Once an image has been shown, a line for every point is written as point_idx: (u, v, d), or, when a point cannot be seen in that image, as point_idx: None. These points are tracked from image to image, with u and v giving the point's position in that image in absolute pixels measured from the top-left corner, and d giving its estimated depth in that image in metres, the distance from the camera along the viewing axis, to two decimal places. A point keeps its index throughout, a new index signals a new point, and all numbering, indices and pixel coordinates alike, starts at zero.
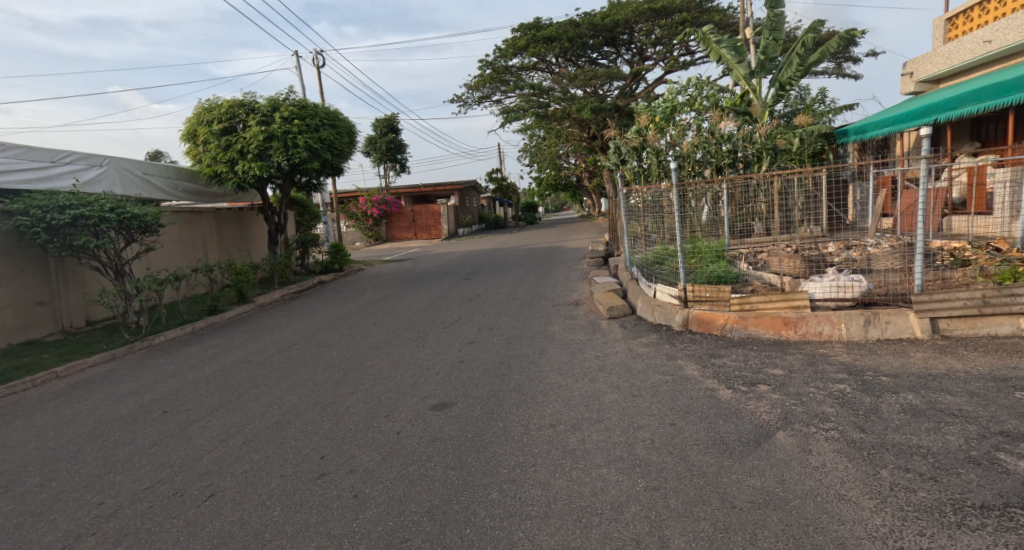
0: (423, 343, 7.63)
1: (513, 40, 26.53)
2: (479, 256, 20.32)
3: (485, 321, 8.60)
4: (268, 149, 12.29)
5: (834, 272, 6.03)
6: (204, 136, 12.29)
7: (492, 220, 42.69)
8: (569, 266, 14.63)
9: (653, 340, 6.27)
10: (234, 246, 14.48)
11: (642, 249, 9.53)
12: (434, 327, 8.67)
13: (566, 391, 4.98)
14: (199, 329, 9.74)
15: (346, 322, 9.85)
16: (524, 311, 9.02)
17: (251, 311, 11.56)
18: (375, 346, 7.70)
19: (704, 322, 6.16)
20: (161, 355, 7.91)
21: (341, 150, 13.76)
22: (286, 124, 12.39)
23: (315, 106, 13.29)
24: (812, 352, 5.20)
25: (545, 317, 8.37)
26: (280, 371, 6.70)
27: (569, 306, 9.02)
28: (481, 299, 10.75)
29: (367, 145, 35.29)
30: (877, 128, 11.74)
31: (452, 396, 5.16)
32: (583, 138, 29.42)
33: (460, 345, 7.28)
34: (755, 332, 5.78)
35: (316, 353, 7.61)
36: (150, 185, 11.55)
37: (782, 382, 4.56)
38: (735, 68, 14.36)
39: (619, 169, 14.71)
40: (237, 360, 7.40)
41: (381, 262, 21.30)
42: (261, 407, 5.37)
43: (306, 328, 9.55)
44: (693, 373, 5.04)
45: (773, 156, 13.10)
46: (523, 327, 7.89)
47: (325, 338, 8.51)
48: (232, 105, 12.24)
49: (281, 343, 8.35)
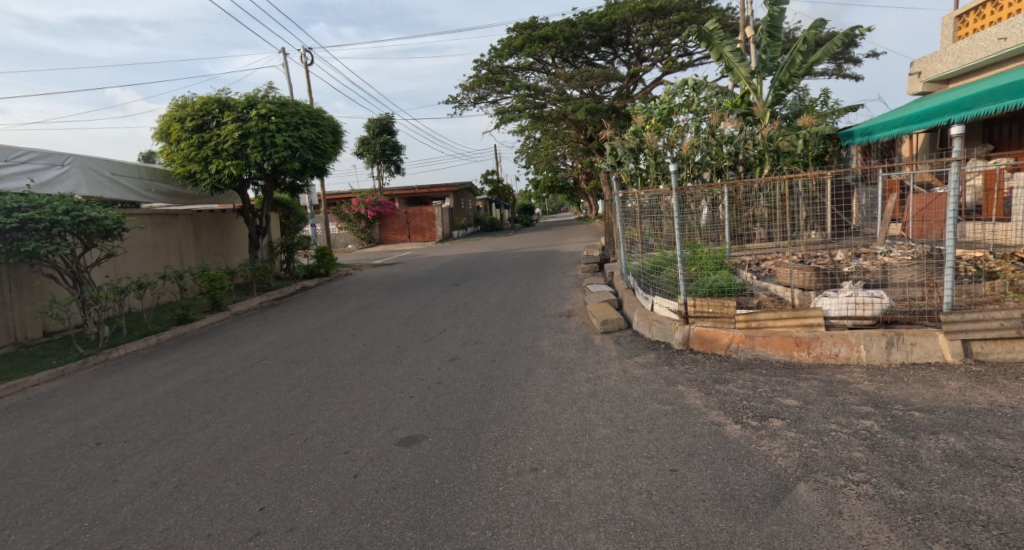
0: (401, 360, 7.03)
1: (508, 40, 25.98)
2: (472, 260, 19.67)
3: (470, 334, 7.99)
4: (244, 148, 11.73)
5: (850, 286, 5.41)
6: (177, 134, 11.71)
7: (489, 222, 42.07)
8: (563, 272, 14.05)
9: (650, 361, 5.67)
10: (214, 250, 13.93)
11: (640, 256, 8.93)
12: (415, 340, 8.06)
13: (551, 424, 4.41)
14: (165, 341, 9.14)
15: (324, 333, 9.22)
16: (513, 323, 8.41)
17: (225, 321, 10.92)
18: (347, 363, 7.11)
19: (707, 340, 5.57)
20: (116, 372, 7.33)
21: (324, 150, 13.17)
22: (263, 122, 11.80)
23: (296, 104, 12.73)
24: (830, 377, 4.59)
25: (534, 331, 7.76)
26: (239, 393, 6.10)
27: (561, 318, 8.41)
28: (468, 308, 10.13)
29: (360, 146, 34.68)
30: (885, 129, 11.12)
31: (423, 428, 4.59)
32: (580, 140, 28.85)
33: (440, 363, 6.68)
34: (763, 352, 5.17)
35: (284, 371, 7.01)
36: (121, 186, 11.05)
37: (798, 415, 3.94)
38: (736, 67, 13.75)
39: (616, 171, 14.18)
40: (196, 379, 6.83)
41: (371, 265, 20.65)
42: (207, 439, 4.80)
43: (280, 340, 8.93)
44: (696, 403, 4.44)
45: (775, 158, 12.49)
46: (509, 342, 7.31)
47: (297, 353, 7.90)
48: (207, 101, 11.67)
49: (248, 359, 7.74)
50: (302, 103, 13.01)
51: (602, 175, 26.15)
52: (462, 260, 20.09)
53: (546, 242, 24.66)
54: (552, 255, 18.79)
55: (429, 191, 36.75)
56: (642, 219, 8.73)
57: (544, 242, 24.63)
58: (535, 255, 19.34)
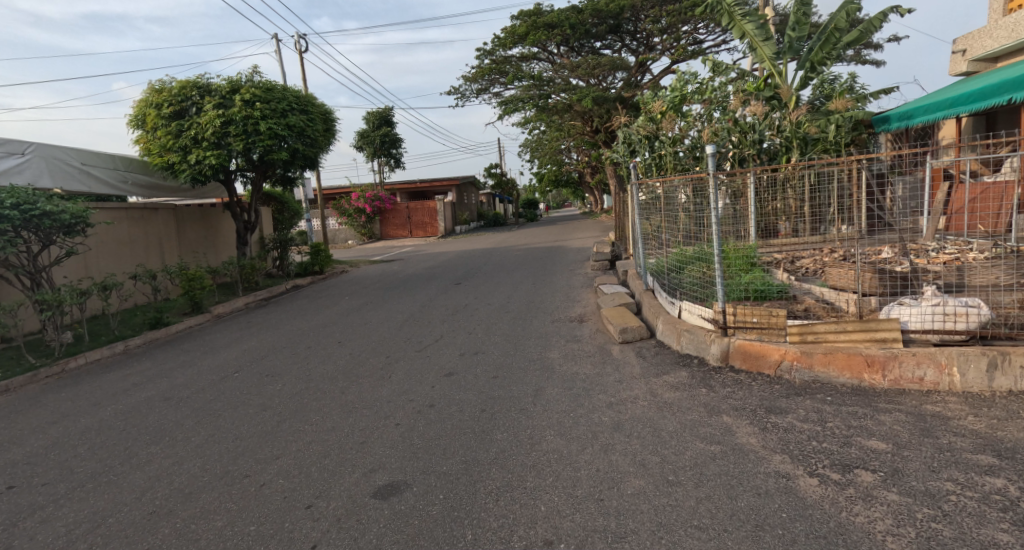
0: (389, 374, 6.13)
1: (512, 28, 24.99)
2: (474, 256, 18.78)
3: (470, 343, 7.08)
4: (226, 136, 10.81)
5: (931, 292, 4.46)
6: (153, 121, 10.79)
7: (493, 217, 41.14)
8: (571, 270, 13.15)
9: (683, 383, 4.75)
10: (200, 245, 13.11)
11: (659, 253, 8.01)
12: (408, 349, 7.16)
13: (567, 469, 3.52)
14: (132, 349, 8.24)
15: (308, 339, 8.34)
16: (518, 330, 7.49)
17: (205, 325, 10.04)
18: (329, 378, 6.21)
19: (751, 357, 4.65)
20: (66, 387, 6.44)
21: (314, 140, 12.24)
22: (246, 109, 10.88)
23: (283, 90, 11.79)
24: (918, 408, 3.66)
25: (543, 339, 6.85)
26: (198, 416, 5.20)
27: (573, 324, 7.48)
28: (468, 311, 9.21)
29: (360, 139, 33.73)
30: (928, 112, 10.03)
31: (408, 472, 3.70)
32: (586, 132, 27.90)
33: (435, 380, 5.77)
34: (824, 374, 4.23)
35: (256, 387, 6.10)
36: (91, 177, 10.34)
37: (895, 467, 3.02)
38: (760, 47, 12.90)
39: (628, 161, 13.25)
40: (153, 396, 5.95)
41: (369, 262, 19.77)
42: (143, 482, 3.89)
43: (259, 347, 8.02)
44: (752, 443, 3.52)
45: (803, 145, 11.55)
46: (514, 353, 6.40)
47: (273, 364, 7.00)
48: (185, 86, 10.75)
49: (219, 370, 6.83)
50: (290, 88, 12.06)
51: (608, 168, 25.21)
52: (462, 257, 19.15)
53: (552, 237, 23.76)
54: (558, 252, 17.86)
55: (431, 185, 35.84)
56: (662, 212, 7.83)
57: (550, 238, 23.70)
58: (539, 252, 18.42)
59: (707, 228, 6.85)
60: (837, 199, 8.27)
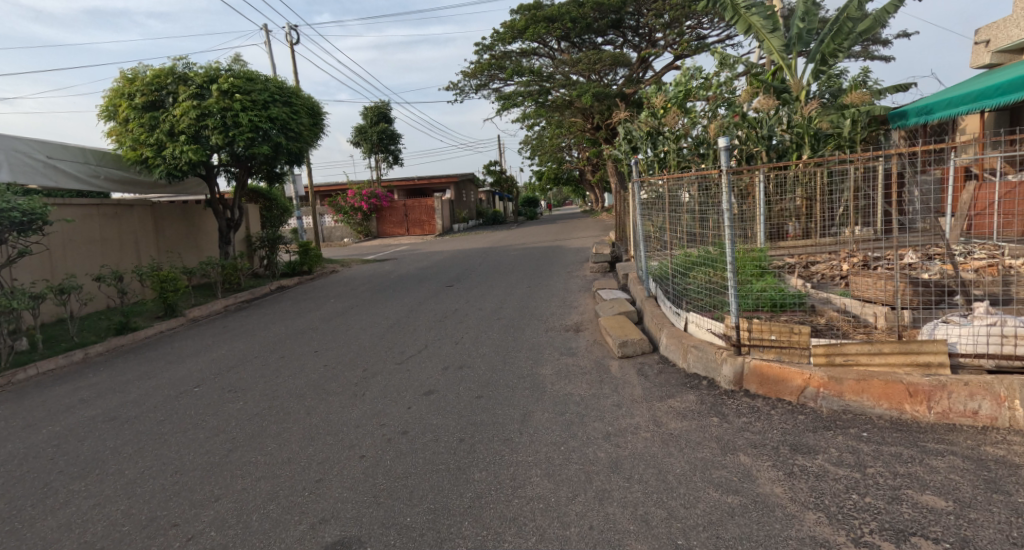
0: (362, 392, 5.53)
1: (511, 22, 24.33)
2: (469, 256, 18.15)
3: (456, 356, 6.46)
4: (204, 129, 10.19)
5: (981, 310, 3.87)
6: (125, 112, 10.17)
7: (491, 215, 40.54)
8: (569, 271, 12.57)
9: (691, 410, 4.13)
10: (179, 244, 12.54)
11: (662, 255, 7.43)
12: (388, 361, 6.58)
13: (550, 525, 2.94)
14: (93, 358, 7.64)
15: (284, 348, 7.73)
16: (508, 340, 6.88)
17: (177, 330, 9.45)
18: (297, 395, 5.63)
19: (770, 381, 4.05)
20: (6, 403, 5.84)
21: (299, 134, 11.63)
22: (224, 99, 10.26)
23: (265, 80, 11.17)
24: (976, 450, 3.05)
25: (534, 352, 6.24)
26: (139, 441, 4.61)
27: (568, 334, 6.87)
28: (457, 318, 8.61)
29: (357, 135, 33.07)
30: (950, 107, 9.39)
31: (364, 525, 3.13)
32: (586, 128, 27.33)
33: (412, 400, 5.16)
34: (856, 403, 3.62)
35: (214, 404, 5.50)
36: (57, 171, 9.84)
37: (964, 538, 2.45)
38: (768, 39, 12.37)
39: (630, 158, 12.65)
40: (99, 415, 5.37)
41: (361, 261, 19.15)
42: (51, 533, 3.31)
43: (229, 356, 7.42)
44: (777, 494, 2.91)
45: (815, 142, 11.02)
46: (501, 368, 5.82)
47: (239, 377, 6.40)
48: (159, 75, 10.12)
49: (178, 383, 6.23)
50: (272, 78, 11.43)
51: (609, 165, 24.60)
52: (457, 256, 18.55)
53: (551, 236, 23.14)
54: (556, 252, 17.25)
55: (429, 182, 35.21)
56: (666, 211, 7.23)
57: (548, 237, 23.06)
58: (537, 251, 17.79)
59: (715, 230, 6.27)
60: (856, 198, 7.65)
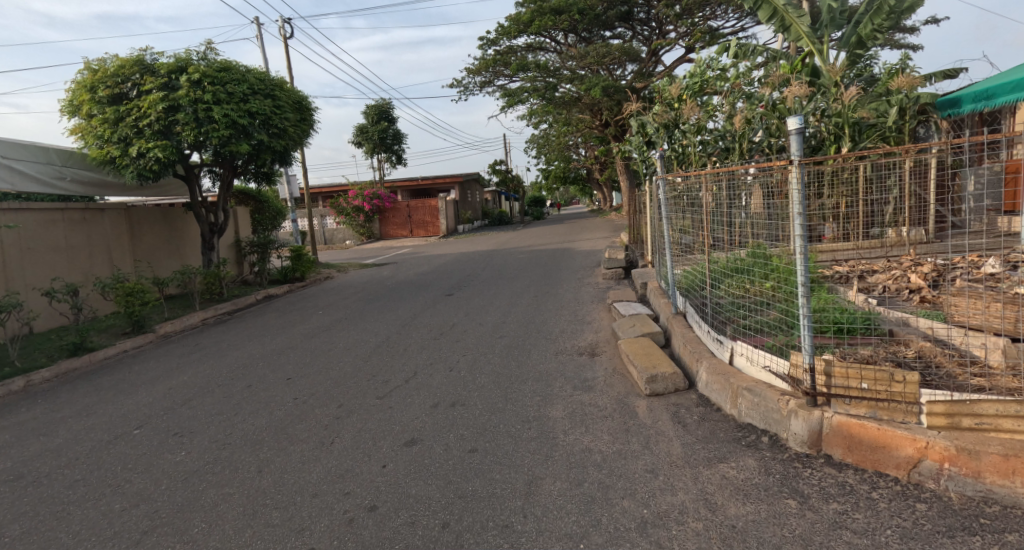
0: (331, 440, 4.51)
1: (516, 15, 23.24)
2: (471, 260, 17.10)
3: (448, 390, 5.42)
4: (174, 124, 9.18)
5: None
6: (87, 106, 9.17)
7: (497, 215, 39.52)
8: (580, 278, 11.53)
9: (754, 484, 3.07)
10: (157, 251, 11.58)
11: (693, 263, 6.38)
12: (367, 395, 5.55)
13: None
14: (36, 386, 6.65)
15: (254, 373, 6.71)
16: (512, 368, 5.83)
17: (145, 348, 8.46)
18: (252, 442, 4.60)
19: (864, 444, 3.01)
20: None
21: (284, 130, 10.62)
22: (195, 90, 9.25)
23: (244, 71, 10.17)
24: None
25: (543, 386, 5.19)
26: (37, 513, 3.61)
27: (582, 361, 5.81)
28: (454, 336, 7.56)
29: (359, 134, 32.00)
30: (1015, 91, 8.24)
31: None
32: (595, 125, 26.38)
33: (389, 455, 4.12)
34: (1005, 489, 2.63)
35: (149, 455, 4.49)
36: (14, 172, 8.87)
37: None
38: (795, 24, 11.30)
39: (647, 154, 11.56)
40: (7, 470, 4.34)
41: (358, 266, 18.14)
42: None
43: (189, 383, 6.41)
44: None
45: (854, 133, 9.98)
46: (502, 408, 4.77)
47: (191, 412, 5.38)
48: (123, 64, 9.12)
49: (117, 422, 5.22)
50: (253, 69, 10.43)
51: (618, 163, 23.52)
52: (460, 260, 17.53)
53: (558, 237, 22.08)
54: (564, 255, 16.20)
55: (432, 182, 34.21)
56: (698, 214, 6.25)
57: (555, 238, 22.02)
58: (544, 255, 16.71)
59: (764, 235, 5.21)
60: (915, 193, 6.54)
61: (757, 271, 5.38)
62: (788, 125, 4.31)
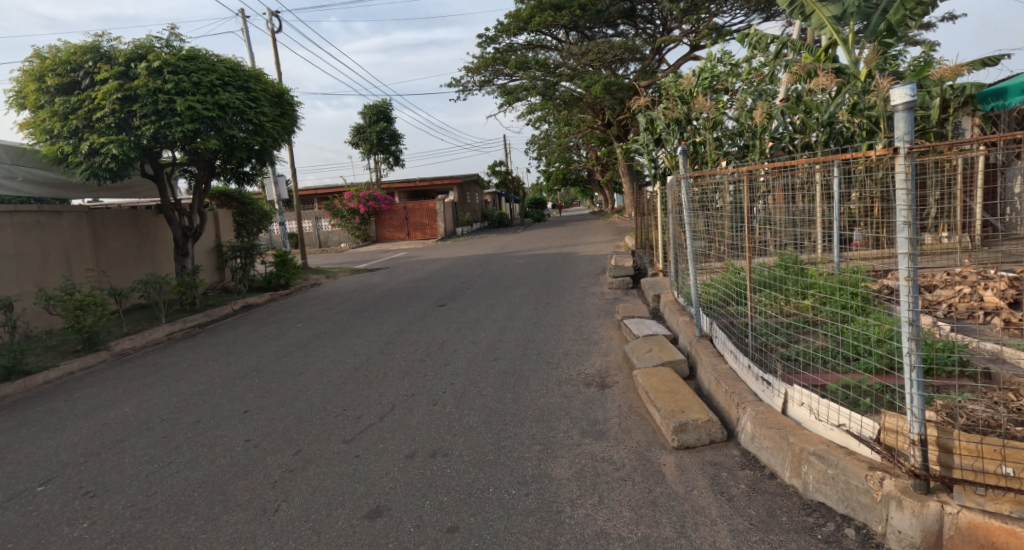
0: (275, 507, 3.58)
1: (515, 12, 22.28)
2: (467, 265, 16.13)
3: (429, 432, 4.49)
4: (132, 117, 8.29)
5: None
6: (35, 97, 8.26)
7: (498, 217, 38.56)
8: (585, 287, 10.57)
9: None
10: (125, 257, 10.67)
11: (720, 276, 5.44)
12: (331, 437, 4.60)
13: None
14: None
15: (210, 403, 5.77)
16: (507, 404, 4.88)
17: (96, 368, 7.55)
18: (177, 508, 3.66)
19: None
20: None
21: (260, 125, 9.67)
22: (155, 80, 8.33)
23: (214, 60, 9.24)
24: None
25: (544, 431, 4.24)
26: None
27: (590, 396, 4.88)
28: (443, 358, 6.62)
29: (355, 135, 31.05)
30: None
31: None
32: (597, 125, 25.46)
33: (345, 534, 3.21)
34: None
35: (46, 526, 3.57)
36: None
37: None
38: (817, 10, 10.35)
39: (657, 153, 10.56)
40: None
41: (349, 272, 17.18)
42: None
43: (129, 416, 5.48)
44: None
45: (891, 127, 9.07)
46: (493, 464, 3.84)
47: (118, 458, 4.45)
48: (74, 51, 8.20)
49: (25, 474, 4.29)
50: (224, 58, 9.49)
51: (622, 163, 22.57)
52: (456, 265, 16.58)
53: (558, 241, 21.05)
54: (565, 260, 15.21)
55: (430, 184, 33.23)
56: (725, 219, 5.29)
57: (557, 242, 21.08)
58: (543, 260, 15.71)
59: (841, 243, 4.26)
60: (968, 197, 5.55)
61: (789, 286, 4.53)
62: (891, 96, 2.76)
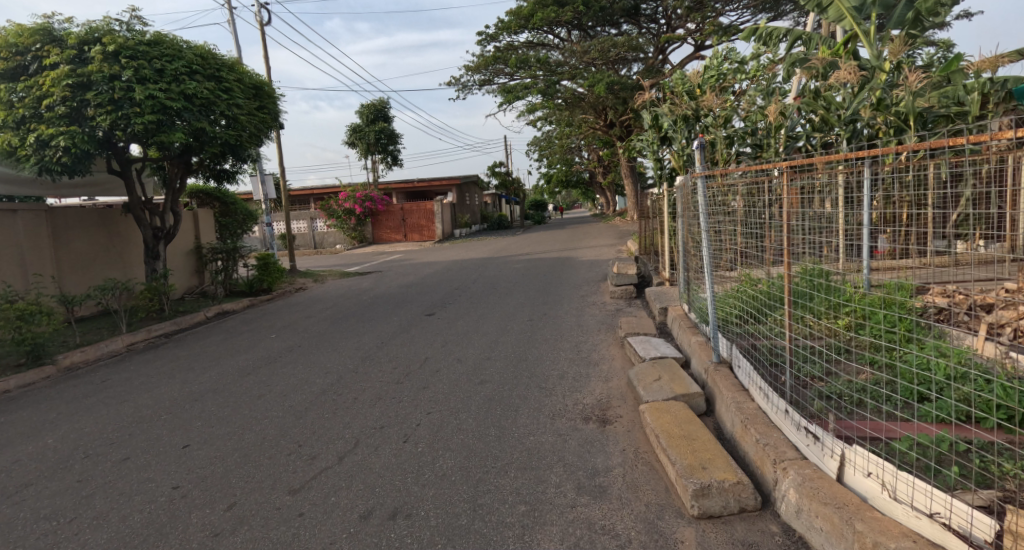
0: None
1: (516, 9, 21.46)
2: (462, 270, 15.32)
3: (392, 481, 3.70)
4: (87, 106, 7.50)
5: None
6: None
7: (498, 219, 37.72)
8: (585, 296, 9.76)
9: None
10: (90, 258, 9.89)
11: (738, 292, 4.67)
12: (275, 485, 3.81)
13: None
14: None
15: (148, 433, 4.98)
16: (490, 444, 4.09)
17: (38, 385, 6.77)
18: None
19: None
20: None
21: (234, 118, 8.89)
22: (112, 66, 7.56)
23: (181, 46, 8.48)
24: None
25: (530, 485, 3.45)
26: None
27: (589, 435, 4.09)
28: (422, 379, 5.82)
29: (353, 134, 30.27)
30: None
31: None
32: (599, 126, 24.69)
33: None
34: None
35: None
36: None
37: None
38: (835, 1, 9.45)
39: (663, 153, 9.71)
40: None
41: (338, 275, 16.37)
42: None
43: (51, 449, 4.70)
44: None
45: (921, 126, 8.24)
46: (465, 534, 3.04)
47: (14, 511, 3.66)
48: (20, 32, 7.42)
49: None
50: (194, 45, 8.72)
51: (624, 165, 21.76)
52: (450, 270, 15.75)
53: (557, 244, 20.21)
54: (564, 266, 14.36)
55: (428, 185, 32.42)
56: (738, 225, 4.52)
57: (557, 245, 20.27)
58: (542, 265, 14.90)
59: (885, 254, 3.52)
60: None
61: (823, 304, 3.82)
62: None
